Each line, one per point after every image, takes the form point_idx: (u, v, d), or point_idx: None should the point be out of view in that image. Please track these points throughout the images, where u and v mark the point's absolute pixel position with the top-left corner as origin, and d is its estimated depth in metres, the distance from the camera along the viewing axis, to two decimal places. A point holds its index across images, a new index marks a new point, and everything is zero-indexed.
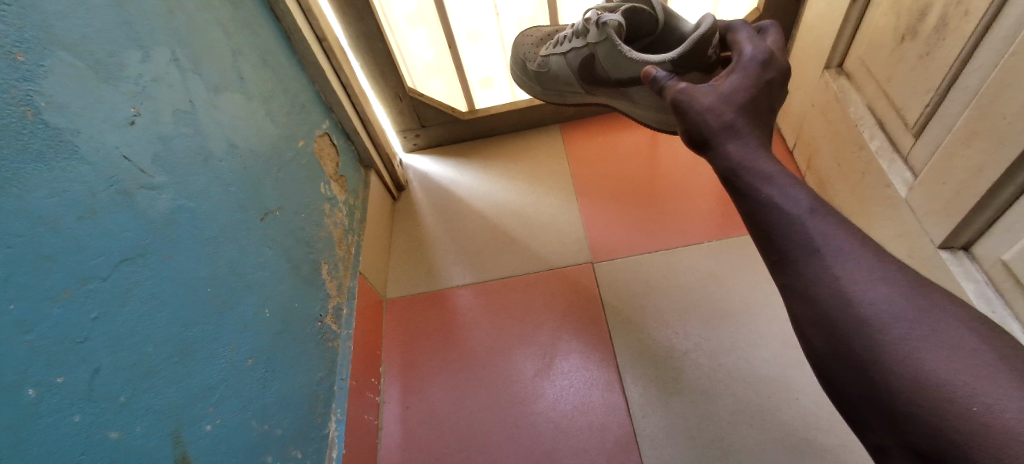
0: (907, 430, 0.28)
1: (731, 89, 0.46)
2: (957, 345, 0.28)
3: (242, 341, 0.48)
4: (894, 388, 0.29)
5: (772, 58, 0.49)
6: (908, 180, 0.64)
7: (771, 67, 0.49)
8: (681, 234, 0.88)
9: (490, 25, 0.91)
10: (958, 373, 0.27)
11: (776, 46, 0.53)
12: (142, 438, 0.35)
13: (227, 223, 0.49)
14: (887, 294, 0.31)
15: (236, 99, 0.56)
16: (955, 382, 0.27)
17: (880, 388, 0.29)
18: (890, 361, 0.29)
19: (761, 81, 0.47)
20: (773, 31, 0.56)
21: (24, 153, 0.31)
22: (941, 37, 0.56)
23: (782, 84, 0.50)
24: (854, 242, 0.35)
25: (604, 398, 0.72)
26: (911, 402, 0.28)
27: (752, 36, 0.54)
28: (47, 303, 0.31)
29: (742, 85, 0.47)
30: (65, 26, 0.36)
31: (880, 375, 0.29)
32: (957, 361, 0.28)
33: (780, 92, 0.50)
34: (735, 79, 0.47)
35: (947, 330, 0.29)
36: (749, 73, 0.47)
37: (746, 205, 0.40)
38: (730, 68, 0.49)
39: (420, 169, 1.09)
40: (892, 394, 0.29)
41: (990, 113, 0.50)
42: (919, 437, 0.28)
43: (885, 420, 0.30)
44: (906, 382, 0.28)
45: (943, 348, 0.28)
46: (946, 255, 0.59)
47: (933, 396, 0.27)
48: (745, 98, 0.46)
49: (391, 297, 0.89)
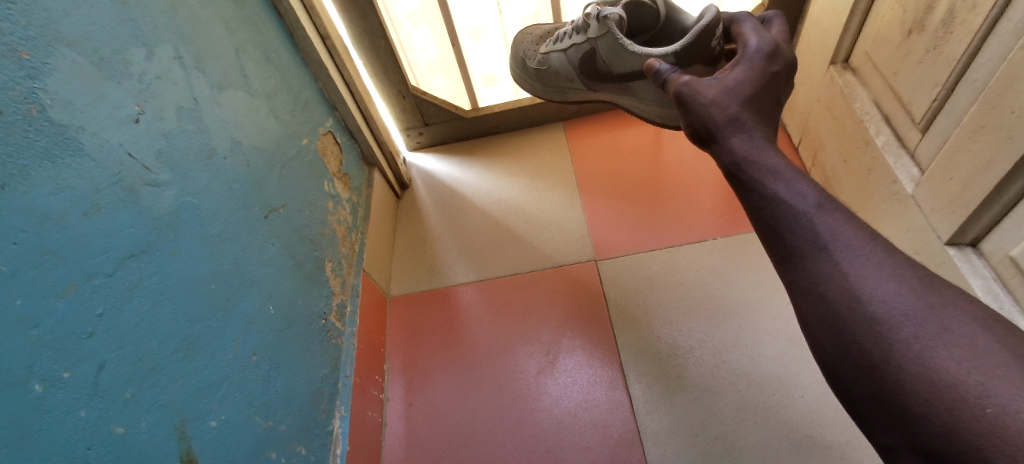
0: (918, 430, 0.28)
1: (736, 82, 0.46)
2: (969, 343, 0.28)
3: (247, 338, 0.48)
4: (906, 387, 0.28)
5: (777, 50, 0.49)
6: (915, 175, 0.63)
7: (776, 60, 0.48)
8: (685, 232, 0.87)
9: (493, 22, 0.91)
10: (971, 373, 0.27)
11: (781, 38, 0.53)
12: (147, 434, 0.36)
13: (231, 221, 0.50)
14: (896, 290, 0.31)
15: (240, 96, 0.57)
16: (968, 383, 0.26)
17: (891, 387, 0.29)
18: (901, 359, 0.29)
19: (766, 73, 0.47)
20: (778, 22, 0.55)
21: (29, 150, 0.31)
22: (948, 31, 0.55)
23: (788, 78, 0.49)
24: (861, 237, 0.34)
25: (607, 395, 0.72)
26: (922, 402, 0.27)
27: (757, 28, 0.53)
28: (51, 299, 0.31)
29: (747, 77, 0.46)
30: (69, 23, 0.36)
31: (891, 374, 0.29)
32: (969, 360, 0.27)
33: (786, 85, 0.50)
34: (740, 72, 0.47)
35: (959, 328, 0.29)
36: (754, 66, 0.47)
37: (753, 201, 0.40)
38: (734, 61, 0.49)
39: (423, 167, 1.09)
40: (903, 393, 0.28)
41: (996, 108, 0.50)
42: (930, 436, 0.27)
43: (895, 419, 0.29)
44: (917, 380, 0.28)
45: (955, 347, 0.28)
46: (954, 252, 0.59)
47: (945, 395, 0.27)
48: (750, 92, 0.45)
49: (395, 295, 0.89)
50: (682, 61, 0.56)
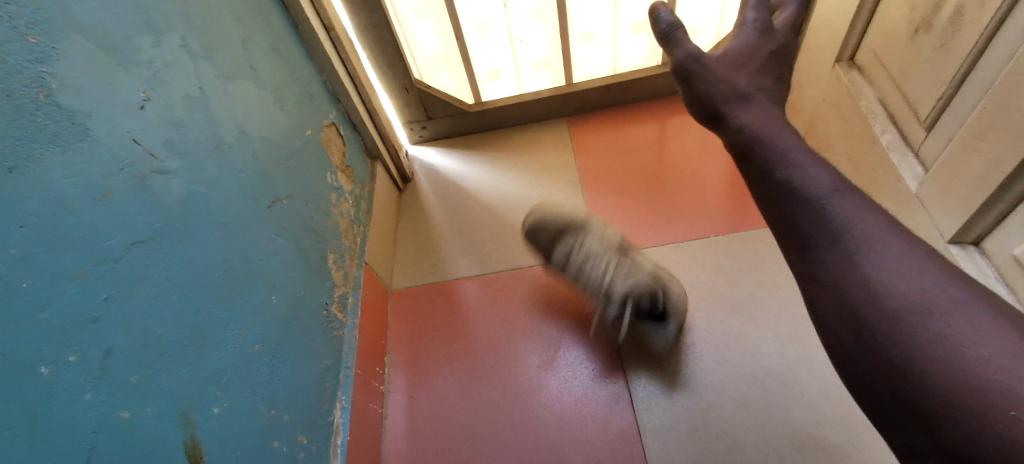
0: (944, 433, 0.28)
1: (740, 57, 0.50)
2: (995, 342, 0.28)
3: (252, 328, 0.48)
4: (930, 389, 0.29)
5: (773, 30, 0.52)
6: (920, 174, 0.64)
7: (774, 39, 0.51)
8: (688, 228, 0.87)
9: (498, 16, 0.90)
10: (998, 374, 0.27)
11: (783, 25, 0.53)
12: (155, 419, 0.36)
13: (239, 210, 0.50)
14: (920, 285, 0.31)
15: (247, 87, 0.57)
16: (998, 385, 0.26)
17: (913, 388, 0.30)
18: (924, 361, 0.29)
19: (764, 52, 0.50)
20: (790, 7, 0.54)
21: (41, 133, 0.31)
22: (955, 30, 0.55)
23: (790, 57, 0.52)
24: (882, 226, 0.34)
25: (608, 391, 0.72)
26: (948, 406, 0.28)
27: (761, 3, 0.53)
28: (62, 283, 0.31)
29: (747, 53, 0.50)
30: (81, 9, 0.36)
31: (915, 376, 0.29)
32: (999, 360, 0.27)
33: (784, 69, 0.51)
34: (738, 51, 0.50)
35: (985, 325, 0.28)
36: (753, 42, 0.51)
37: (764, 189, 0.40)
38: (730, 52, 0.50)
39: (426, 161, 1.09)
40: (928, 396, 0.29)
41: (1004, 107, 0.50)
42: (957, 442, 0.27)
43: (918, 423, 0.30)
44: (945, 383, 0.28)
45: (981, 346, 0.28)
46: (956, 250, 0.59)
47: (973, 398, 0.27)
48: (753, 69, 0.49)
49: (397, 288, 0.89)
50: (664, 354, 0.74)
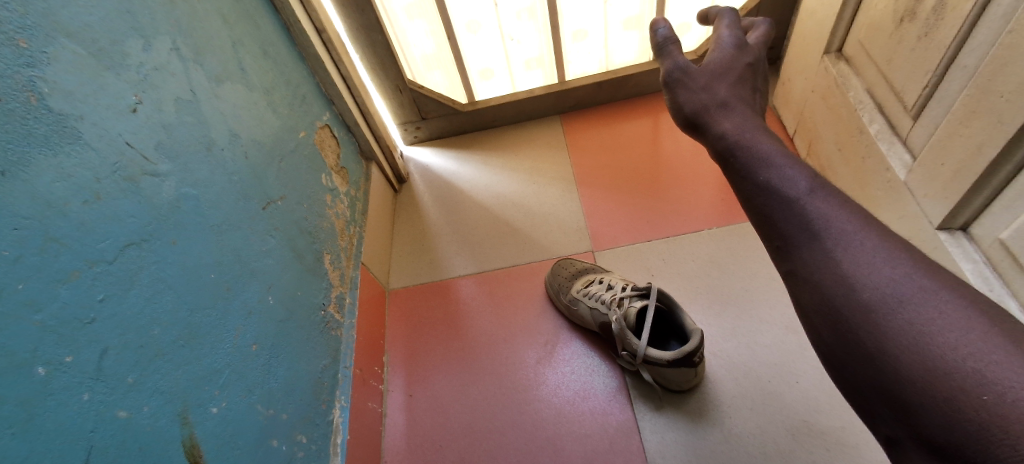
0: (921, 420, 0.28)
1: (719, 69, 0.50)
2: (963, 329, 0.28)
3: (248, 327, 0.49)
4: (905, 378, 0.29)
5: (747, 44, 0.53)
6: (908, 162, 0.64)
7: (748, 52, 0.52)
8: (682, 222, 0.88)
9: (490, 16, 0.89)
10: (968, 360, 0.27)
11: (756, 41, 0.55)
12: (151, 418, 0.36)
13: (232, 211, 0.50)
14: (890, 275, 0.31)
15: (238, 89, 0.57)
16: (966, 370, 0.26)
17: (891, 378, 0.29)
18: (897, 350, 0.29)
19: (740, 63, 0.50)
20: (763, 27, 0.56)
21: (30, 136, 0.31)
22: (939, 18, 0.55)
23: (766, 67, 0.52)
24: (855, 222, 0.34)
25: (605, 384, 0.73)
26: (922, 390, 0.28)
27: (734, 24, 0.54)
28: (56, 285, 0.31)
29: (725, 65, 0.50)
30: (68, 14, 0.36)
31: (889, 365, 0.30)
32: (969, 345, 0.27)
33: (762, 76, 0.52)
34: (719, 60, 0.51)
35: (953, 313, 0.29)
36: (729, 54, 0.51)
37: (744, 186, 0.40)
38: (714, 59, 0.51)
39: (420, 162, 1.09)
40: (905, 383, 0.29)
41: (989, 92, 0.50)
42: (933, 429, 0.27)
43: (897, 411, 0.30)
44: (920, 369, 0.28)
45: (948, 332, 0.28)
46: (945, 236, 0.59)
47: (943, 385, 0.27)
48: (732, 80, 0.49)
49: (394, 287, 0.90)
50: (677, 358, 0.61)
